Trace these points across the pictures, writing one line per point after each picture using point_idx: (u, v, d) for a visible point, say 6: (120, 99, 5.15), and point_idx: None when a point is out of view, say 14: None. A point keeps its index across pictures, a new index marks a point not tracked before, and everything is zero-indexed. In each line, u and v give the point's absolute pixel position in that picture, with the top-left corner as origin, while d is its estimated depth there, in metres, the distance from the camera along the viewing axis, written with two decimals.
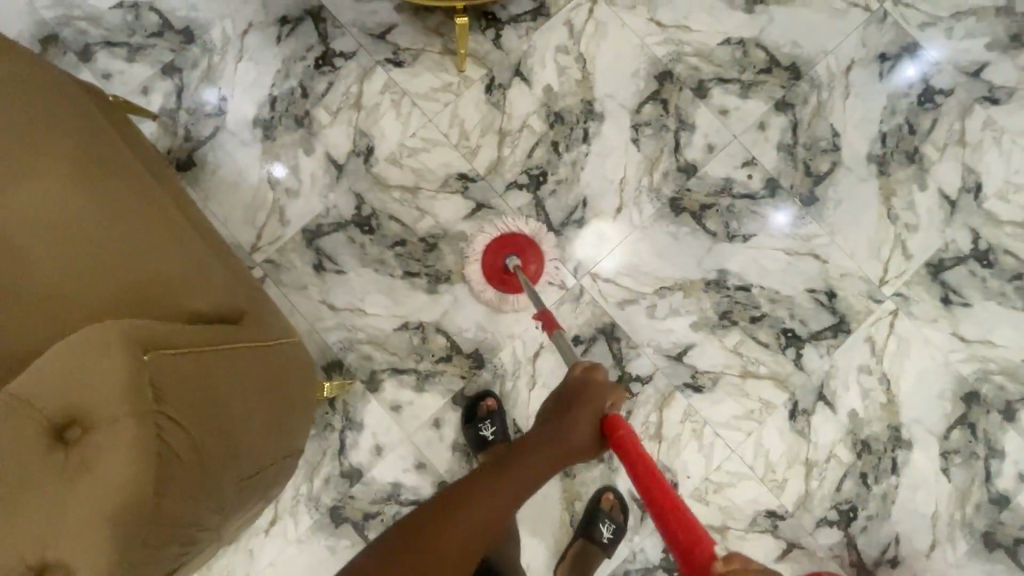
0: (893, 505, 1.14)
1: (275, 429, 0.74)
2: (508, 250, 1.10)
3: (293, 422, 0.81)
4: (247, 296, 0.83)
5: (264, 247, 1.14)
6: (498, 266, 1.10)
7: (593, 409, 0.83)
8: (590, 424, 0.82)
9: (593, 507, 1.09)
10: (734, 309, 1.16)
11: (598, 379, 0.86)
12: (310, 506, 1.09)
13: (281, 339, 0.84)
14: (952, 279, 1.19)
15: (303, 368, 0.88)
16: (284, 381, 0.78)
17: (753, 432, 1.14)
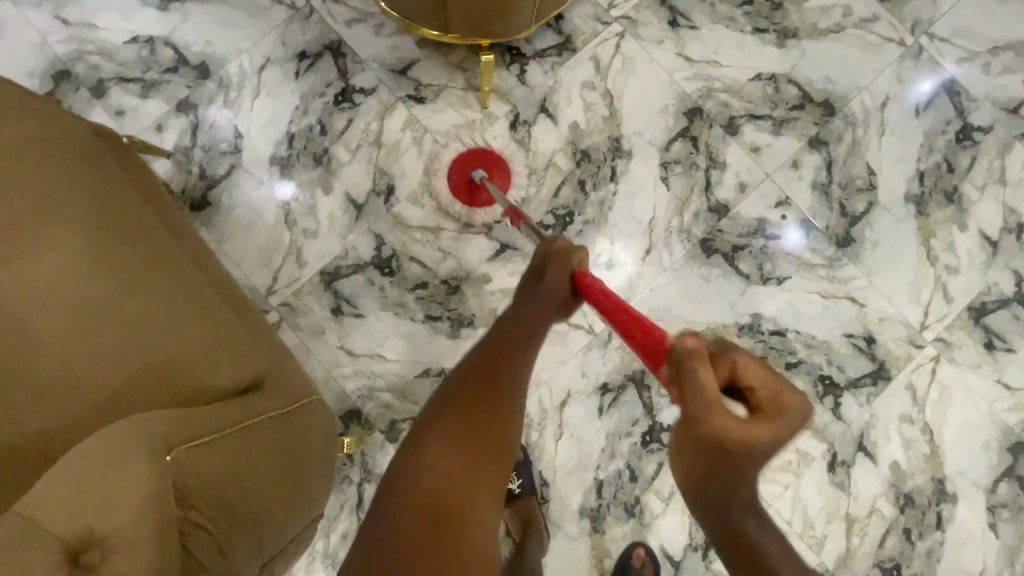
0: (938, 563, 1.08)
1: (301, 506, 0.70)
2: (478, 164, 1.08)
3: (318, 491, 0.77)
4: (269, 357, 0.78)
5: (280, 290, 1.10)
6: (466, 180, 1.09)
7: (563, 265, 0.81)
8: (559, 286, 0.81)
9: (624, 566, 1.04)
10: (769, 355, 1.12)
11: (560, 247, 0.82)
12: (327, 564, 1.03)
13: (304, 402, 0.79)
14: (996, 323, 1.14)
15: (326, 429, 0.83)
16: (308, 452, 0.74)
17: (790, 485, 1.09)
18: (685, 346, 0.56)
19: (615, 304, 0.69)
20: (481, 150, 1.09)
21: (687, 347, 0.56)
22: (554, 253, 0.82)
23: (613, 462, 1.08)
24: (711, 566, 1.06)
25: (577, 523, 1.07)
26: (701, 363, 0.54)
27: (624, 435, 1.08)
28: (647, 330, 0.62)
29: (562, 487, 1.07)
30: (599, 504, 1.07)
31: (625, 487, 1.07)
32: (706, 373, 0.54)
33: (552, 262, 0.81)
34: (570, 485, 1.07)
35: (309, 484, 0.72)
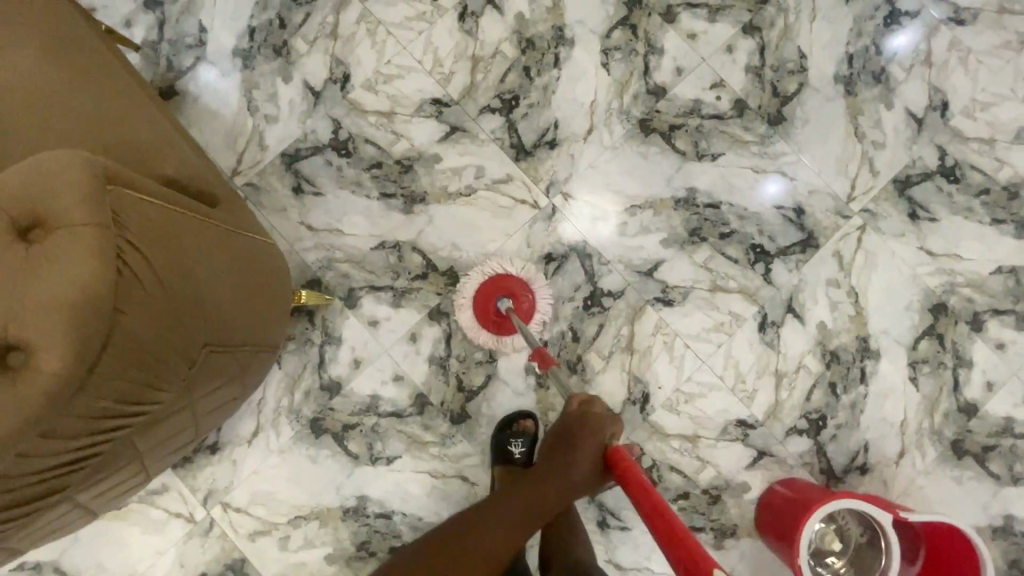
0: (862, 414, 1.16)
1: (240, 311, 0.78)
2: (499, 294, 1.12)
3: (263, 312, 0.86)
4: (221, 190, 0.86)
5: (244, 171, 1.18)
6: (492, 312, 1.11)
7: (593, 440, 0.87)
8: (592, 459, 0.85)
9: None
10: (703, 227, 1.19)
11: (592, 422, 0.89)
12: (291, 418, 1.12)
13: (252, 235, 0.87)
14: (920, 195, 1.21)
15: (275, 270, 0.92)
16: (250, 270, 0.82)
17: (723, 344, 1.16)
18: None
19: (666, 520, 0.66)
20: (508, 274, 1.12)
21: None
22: (586, 420, 0.90)
23: (557, 324, 1.16)
24: (648, 418, 1.15)
25: (523, 380, 1.15)
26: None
27: (567, 300, 1.16)
28: (692, 557, 0.59)
29: (509, 348, 1.15)
30: None
31: (568, 347, 1.15)
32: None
33: (581, 426, 0.89)
34: (516, 346, 1.15)
35: (250, 293, 0.81)
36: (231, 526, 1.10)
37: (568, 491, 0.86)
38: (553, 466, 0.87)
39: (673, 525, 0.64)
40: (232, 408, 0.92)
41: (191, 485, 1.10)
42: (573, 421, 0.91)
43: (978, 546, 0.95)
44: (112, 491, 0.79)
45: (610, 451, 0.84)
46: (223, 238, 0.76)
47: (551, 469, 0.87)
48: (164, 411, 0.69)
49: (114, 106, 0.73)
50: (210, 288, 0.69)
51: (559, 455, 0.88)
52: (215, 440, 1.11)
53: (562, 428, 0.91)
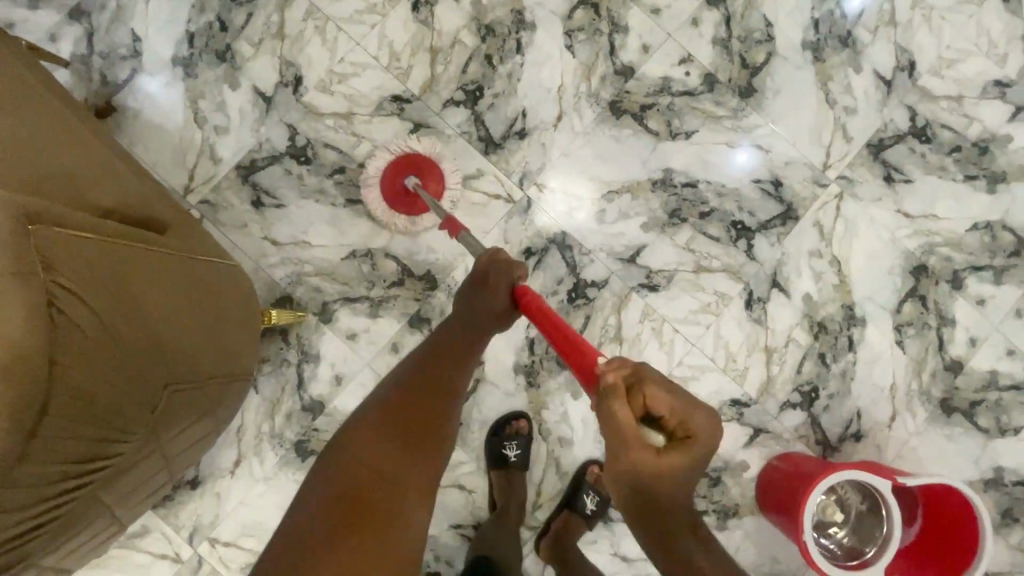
0: (852, 382, 1.16)
1: (207, 343, 0.73)
2: (409, 170, 1.07)
3: (232, 338, 0.81)
4: (170, 213, 0.80)
5: (197, 188, 1.11)
6: (400, 189, 1.06)
7: (505, 282, 0.85)
8: (501, 302, 0.85)
9: (576, 480, 1.08)
10: (683, 207, 1.16)
11: (504, 258, 0.86)
12: (274, 443, 1.07)
13: (212, 259, 0.81)
14: (894, 157, 1.21)
15: (241, 293, 0.86)
16: (213, 296, 0.77)
17: (711, 325, 1.15)
18: (607, 381, 0.60)
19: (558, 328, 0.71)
20: (412, 153, 1.07)
21: (606, 381, 0.60)
22: (493, 268, 0.86)
23: None
24: None
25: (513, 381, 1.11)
26: (620, 400, 0.59)
27: (551, 294, 1.13)
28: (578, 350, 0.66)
29: (496, 349, 1.11)
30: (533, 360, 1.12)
31: None
32: (608, 377, 0.60)
33: (494, 275, 0.85)
34: (503, 346, 1.12)
35: (215, 322, 0.76)
36: (221, 561, 1.05)
37: (491, 322, 0.86)
38: (468, 312, 0.86)
39: (563, 327, 0.71)
40: (210, 442, 0.87)
41: (174, 524, 1.05)
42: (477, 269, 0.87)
43: (979, 513, 0.95)
44: (85, 547, 0.74)
45: (518, 292, 0.83)
46: (179, 266, 0.71)
47: (462, 327, 0.86)
48: (130, 459, 0.64)
49: (38, 126, 0.66)
50: (167, 322, 0.64)
51: (477, 294, 0.86)
52: (195, 475, 1.05)
53: (477, 274, 0.87)
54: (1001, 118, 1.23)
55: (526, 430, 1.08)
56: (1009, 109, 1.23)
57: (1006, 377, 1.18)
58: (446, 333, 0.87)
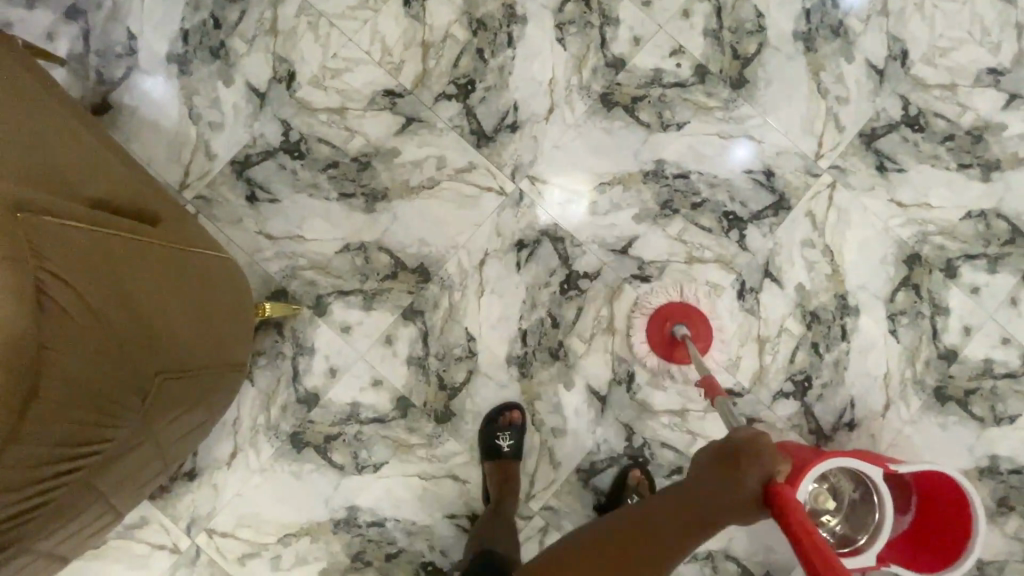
0: (846, 371, 1.16)
1: (199, 333, 0.74)
2: (677, 320, 1.12)
3: (225, 329, 0.82)
4: (161, 206, 0.81)
5: (193, 184, 1.12)
6: (665, 337, 1.11)
7: (759, 469, 0.76)
8: (750, 488, 0.75)
9: (619, 485, 1.09)
10: (675, 198, 1.17)
11: (768, 448, 0.78)
12: (270, 434, 1.09)
13: (204, 251, 0.82)
14: (886, 146, 1.20)
15: (233, 285, 0.87)
16: (205, 287, 0.78)
17: (704, 315, 1.15)
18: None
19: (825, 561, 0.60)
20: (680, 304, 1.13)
21: None
22: (745, 449, 0.78)
23: (535, 311, 1.13)
24: (635, 397, 1.13)
25: (506, 372, 1.12)
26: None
27: (543, 286, 1.14)
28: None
29: (489, 340, 1.12)
30: (525, 352, 1.12)
31: (549, 334, 1.13)
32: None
33: (739, 451, 0.78)
34: (496, 337, 1.12)
35: (207, 313, 0.77)
36: (218, 551, 1.06)
37: (725, 514, 0.75)
38: (689, 488, 0.78)
39: (838, 573, 0.58)
40: (204, 431, 0.88)
41: (171, 515, 1.06)
42: (728, 445, 0.80)
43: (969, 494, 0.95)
44: (78, 537, 0.74)
45: (777, 489, 0.73)
46: (169, 257, 0.72)
47: (677, 508, 0.76)
48: (120, 446, 0.65)
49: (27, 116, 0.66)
50: (156, 310, 0.65)
51: (705, 497, 0.76)
52: (192, 466, 1.07)
53: (725, 446, 0.80)
54: (995, 105, 1.22)
55: (519, 420, 1.08)
56: (1002, 97, 1.22)
57: (1001, 365, 1.18)
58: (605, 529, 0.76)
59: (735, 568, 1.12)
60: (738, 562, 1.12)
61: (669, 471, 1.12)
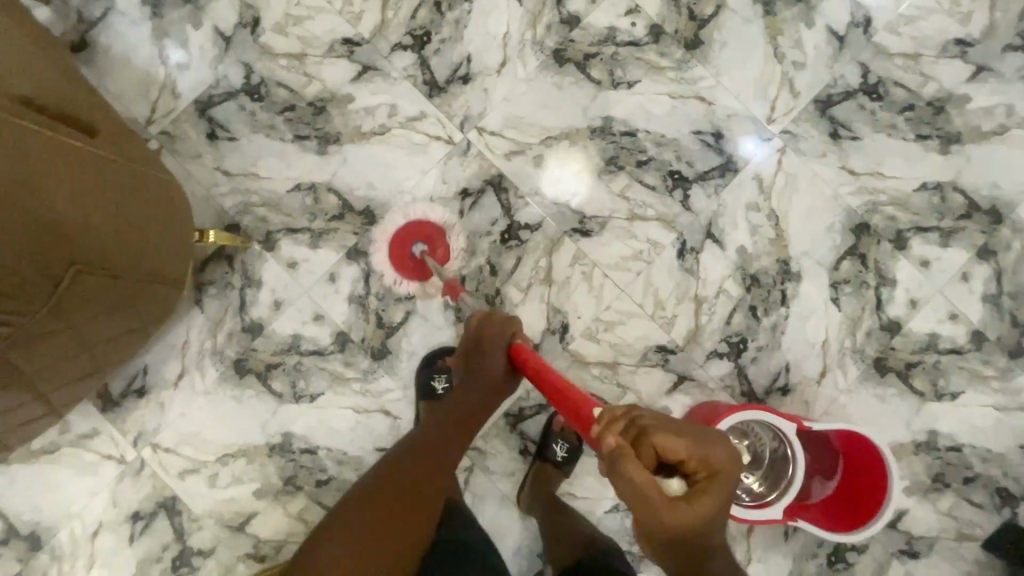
0: (783, 336, 1.16)
1: (124, 239, 0.81)
2: (414, 240, 1.13)
3: (155, 243, 0.88)
4: (105, 125, 0.87)
5: (158, 120, 1.18)
6: (407, 257, 1.12)
7: (501, 341, 0.96)
8: (498, 364, 0.97)
9: (545, 430, 1.12)
10: (620, 155, 1.18)
11: (500, 322, 0.97)
12: (215, 360, 1.15)
13: (137, 168, 0.88)
14: (841, 114, 1.19)
15: (168, 205, 0.93)
16: (135, 199, 0.84)
17: (642, 272, 1.16)
18: (610, 445, 0.65)
19: (563, 397, 0.79)
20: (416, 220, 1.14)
21: (610, 445, 0.65)
22: (481, 334, 0.97)
23: (474, 258, 1.16)
24: (568, 347, 1.15)
25: (442, 315, 1.16)
26: (629, 462, 0.62)
27: (484, 234, 1.17)
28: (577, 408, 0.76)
29: (428, 284, 1.16)
30: (463, 297, 1.16)
31: (486, 281, 1.16)
32: (609, 443, 0.65)
33: (483, 337, 0.96)
34: (435, 281, 1.16)
35: (135, 224, 0.83)
36: (161, 465, 1.13)
37: (493, 389, 0.99)
38: (468, 377, 0.98)
39: (567, 395, 0.79)
40: (138, 340, 0.95)
41: (121, 428, 1.14)
42: (469, 336, 0.99)
43: (888, 464, 0.95)
44: (8, 420, 0.81)
45: (514, 349, 0.95)
46: (98, 165, 0.78)
47: (463, 398, 0.98)
48: (37, 326, 0.71)
49: None
50: (71, 204, 0.71)
51: (476, 380, 0.98)
52: (142, 384, 1.14)
53: (473, 334, 0.98)
54: (960, 77, 1.19)
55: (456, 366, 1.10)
56: (968, 69, 1.20)
57: (947, 341, 1.16)
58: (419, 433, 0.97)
59: None
60: None
61: None
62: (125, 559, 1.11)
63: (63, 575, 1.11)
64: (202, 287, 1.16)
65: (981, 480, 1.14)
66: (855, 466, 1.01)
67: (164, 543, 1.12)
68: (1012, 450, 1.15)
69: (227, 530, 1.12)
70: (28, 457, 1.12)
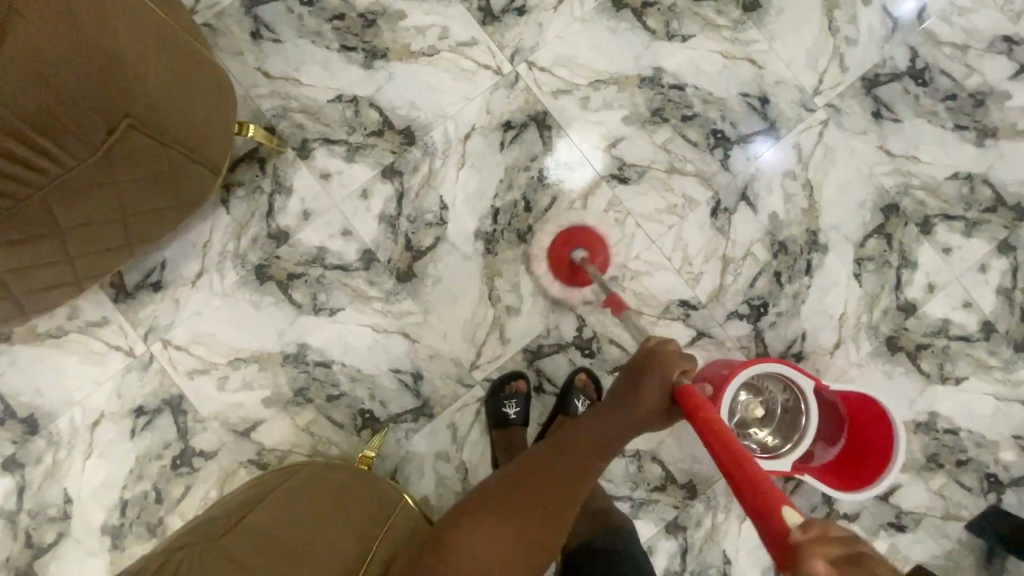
0: (803, 304, 1.17)
1: (183, 109, 0.80)
2: (575, 244, 1.15)
3: (208, 124, 0.87)
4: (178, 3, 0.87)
5: (201, 11, 1.14)
6: (565, 261, 1.15)
7: (661, 378, 0.78)
8: (657, 399, 0.78)
9: (567, 385, 1.10)
10: (666, 108, 1.18)
11: (660, 352, 0.81)
12: (237, 263, 1.12)
13: (200, 48, 0.86)
14: (885, 95, 1.20)
15: (224, 92, 0.91)
16: (197, 74, 0.83)
17: (674, 226, 1.17)
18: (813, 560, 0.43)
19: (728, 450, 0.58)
20: (570, 228, 1.16)
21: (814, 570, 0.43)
22: (658, 355, 0.81)
23: (510, 192, 1.15)
24: (593, 291, 1.16)
25: (472, 245, 1.15)
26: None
27: (522, 169, 1.16)
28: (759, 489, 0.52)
29: (460, 212, 1.15)
30: (494, 229, 1.15)
31: (520, 216, 1.15)
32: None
33: (654, 362, 0.80)
34: (468, 210, 1.15)
35: (194, 97, 0.82)
36: (170, 362, 1.11)
37: (639, 424, 0.79)
38: (609, 411, 0.80)
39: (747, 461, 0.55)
40: (171, 223, 0.93)
41: (132, 320, 1.11)
42: (640, 356, 0.83)
43: (897, 442, 0.98)
44: (38, 278, 0.81)
45: (678, 390, 0.75)
46: (166, 27, 0.77)
47: (602, 422, 0.79)
48: (82, 173, 0.71)
49: None
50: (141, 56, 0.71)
51: (623, 409, 0.79)
52: (159, 278, 1.11)
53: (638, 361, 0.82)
54: (1004, 74, 1.21)
55: (524, 390, 1.10)
56: (1012, 67, 1.21)
57: (957, 327, 1.19)
58: (548, 449, 0.77)
59: (659, 471, 1.15)
60: (664, 467, 1.15)
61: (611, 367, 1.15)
62: (125, 452, 1.10)
63: (60, 461, 1.09)
64: (230, 187, 1.13)
65: (973, 465, 1.18)
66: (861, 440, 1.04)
67: (167, 440, 1.10)
68: (1005, 439, 1.19)
69: (232, 434, 1.11)
70: (35, 339, 1.10)
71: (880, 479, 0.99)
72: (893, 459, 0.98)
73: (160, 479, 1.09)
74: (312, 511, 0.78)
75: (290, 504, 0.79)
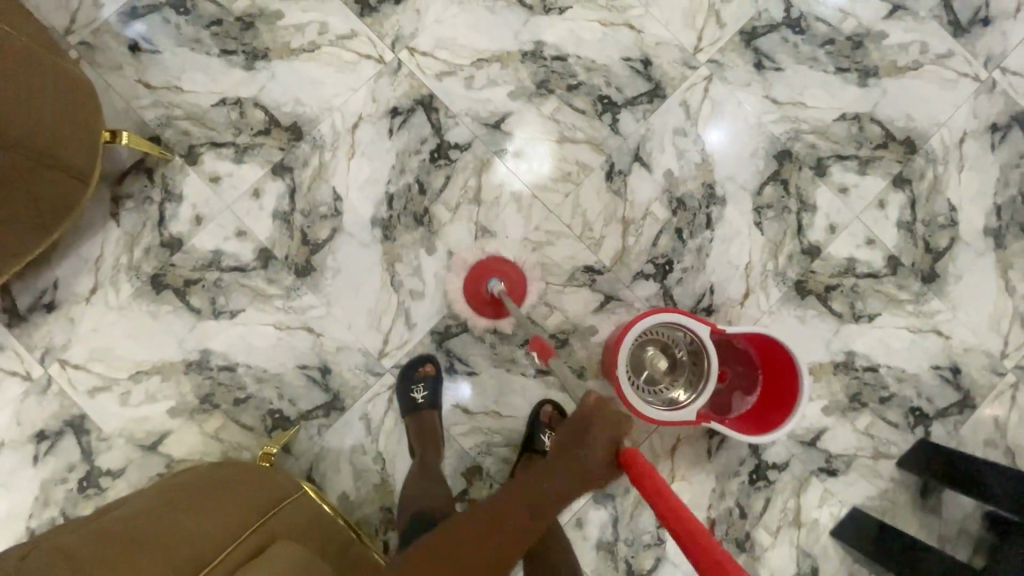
0: (707, 258, 1.17)
1: (26, 118, 0.80)
2: (491, 280, 1.13)
3: (59, 135, 0.87)
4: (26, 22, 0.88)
5: (78, 30, 1.14)
6: (484, 296, 1.13)
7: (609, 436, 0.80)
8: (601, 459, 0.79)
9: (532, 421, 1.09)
10: (551, 79, 1.19)
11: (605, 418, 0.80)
12: (131, 275, 1.11)
13: (45, 57, 0.87)
14: (766, 46, 1.22)
15: (77, 105, 0.91)
16: (41, 84, 0.84)
17: (571, 193, 1.17)
18: None
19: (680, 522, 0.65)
20: (485, 263, 1.14)
21: None
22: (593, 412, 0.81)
23: (402, 177, 1.15)
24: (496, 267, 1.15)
25: (369, 233, 1.14)
26: None
27: (413, 153, 1.16)
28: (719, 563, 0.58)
29: (354, 200, 1.15)
30: (390, 215, 1.15)
31: (415, 200, 1.15)
32: None
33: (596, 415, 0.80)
34: (363, 198, 1.15)
35: (38, 106, 0.82)
36: (70, 382, 1.08)
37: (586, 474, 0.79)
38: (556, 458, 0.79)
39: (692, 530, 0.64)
40: (38, 235, 0.92)
41: (27, 344, 1.08)
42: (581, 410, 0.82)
43: (799, 403, 0.97)
44: None
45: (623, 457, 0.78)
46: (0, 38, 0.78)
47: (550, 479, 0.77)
48: None
49: None
50: None
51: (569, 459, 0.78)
52: (51, 299, 1.09)
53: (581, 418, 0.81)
54: (878, 15, 1.24)
55: (433, 374, 1.09)
56: (885, 7, 1.24)
57: (864, 265, 1.19)
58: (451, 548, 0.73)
59: None
60: None
61: (522, 340, 1.14)
62: (27, 480, 1.06)
63: None
64: (119, 199, 1.12)
65: (896, 400, 1.18)
66: (765, 404, 1.04)
67: (71, 463, 1.07)
68: (925, 370, 1.18)
69: (138, 450, 1.08)
70: None
71: (765, 432, 1.00)
72: (788, 417, 0.98)
73: (66, 504, 1.05)
74: (178, 502, 0.76)
75: (156, 499, 0.77)
